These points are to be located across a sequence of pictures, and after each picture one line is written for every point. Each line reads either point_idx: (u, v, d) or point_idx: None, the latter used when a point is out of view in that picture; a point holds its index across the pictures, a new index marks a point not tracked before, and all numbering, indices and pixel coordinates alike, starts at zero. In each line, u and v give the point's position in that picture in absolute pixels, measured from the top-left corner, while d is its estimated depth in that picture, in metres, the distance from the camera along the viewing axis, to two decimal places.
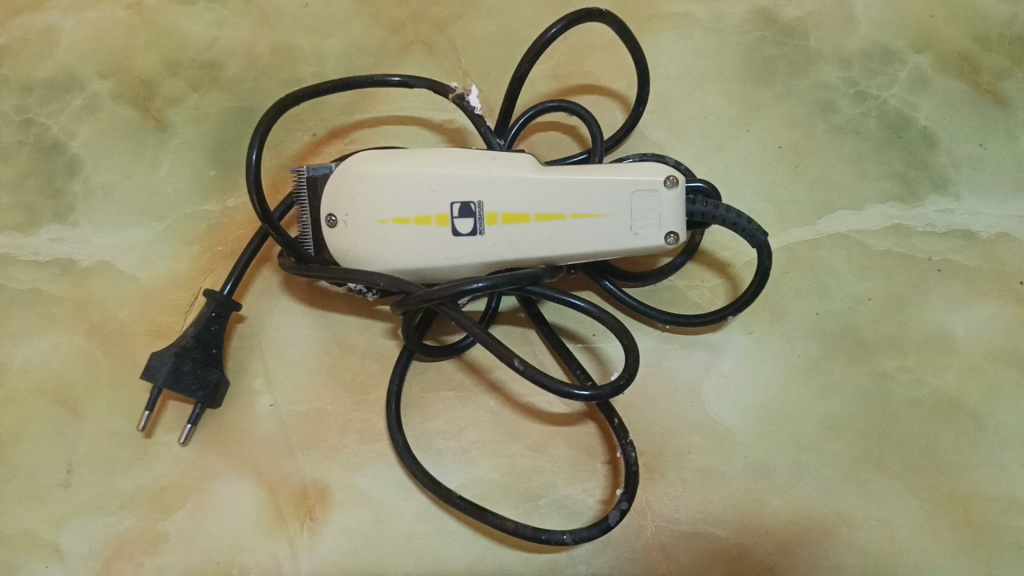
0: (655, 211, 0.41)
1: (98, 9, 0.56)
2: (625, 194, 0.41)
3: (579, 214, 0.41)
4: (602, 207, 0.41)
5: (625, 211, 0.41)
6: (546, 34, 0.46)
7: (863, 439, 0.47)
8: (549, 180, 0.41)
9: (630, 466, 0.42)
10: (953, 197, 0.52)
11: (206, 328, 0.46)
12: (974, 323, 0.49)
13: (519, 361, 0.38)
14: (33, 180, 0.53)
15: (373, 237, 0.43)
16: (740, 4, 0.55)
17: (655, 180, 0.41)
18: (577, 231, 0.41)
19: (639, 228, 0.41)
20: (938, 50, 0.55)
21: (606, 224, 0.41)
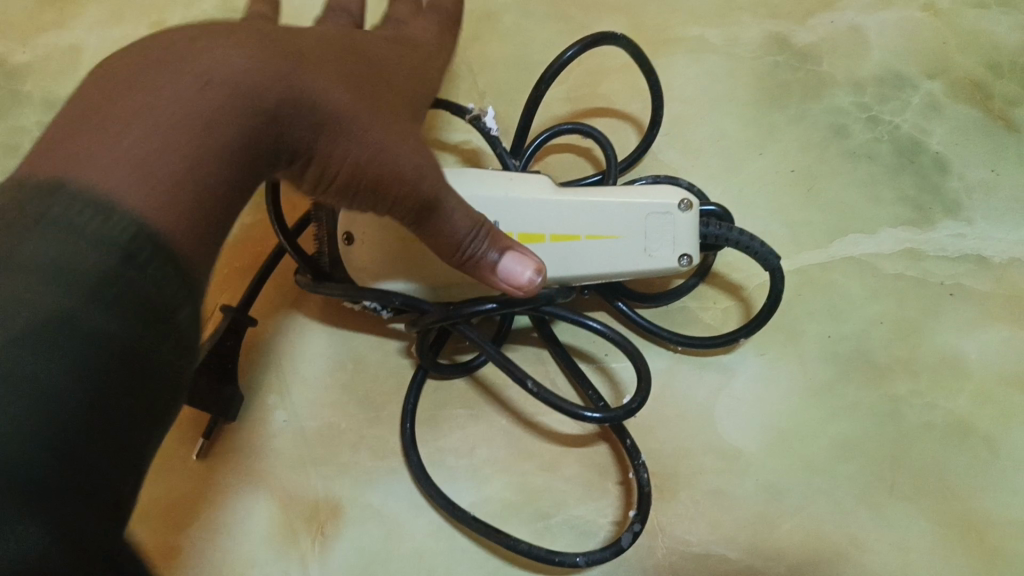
0: (669, 233, 0.42)
1: (120, 27, 0.60)
2: (640, 216, 0.42)
3: (593, 235, 0.42)
4: (616, 229, 0.42)
5: (639, 234, 0.42)
6: (563, 55, 0.46)
7: (875, 463, 0.46)
8: (564, 201, 0.42)
9: (642, 487, 0.42)
10: (965, 221, 0.52)
11: (142, 280, 0.30)
12: (988, 346, 0.49)
13: (531, 381, 0.39)
14: None
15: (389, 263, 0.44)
16: (755, 30, 0.57)
17: (670, 203, 0.41)
18: (591, 252, 0.42)
19: (653, 250, 0.42)
20: (950, 77, 0.56)
21: (619, 247, 0.42)
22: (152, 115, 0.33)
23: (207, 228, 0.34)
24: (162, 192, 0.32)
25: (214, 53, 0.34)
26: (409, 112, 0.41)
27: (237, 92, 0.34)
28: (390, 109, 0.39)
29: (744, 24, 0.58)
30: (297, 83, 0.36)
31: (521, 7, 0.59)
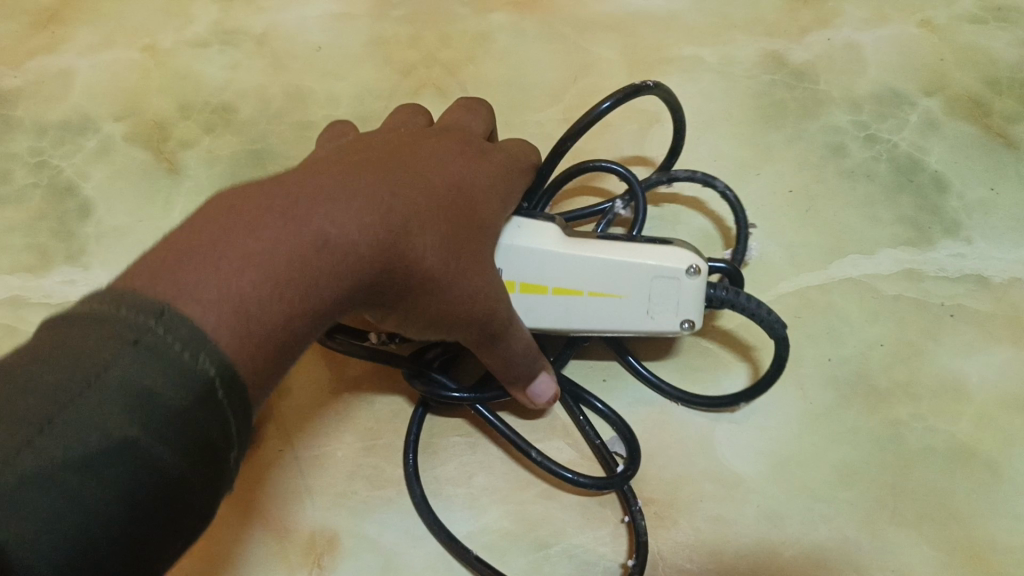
0: (674, 297, 0.41)
1: (114, 52, 0.60)
2: (645, 278, 0.41)
3: (595, 292, 0.41)
4: (620, 287, 0.41)
5: (643, 296, 0.41)
6: (596, 108, 0.43)
7: (877, 488, 0.46)
8: (571, 254, 0.41)
9: (640, 534, 0.43)
10: (965, 241, 0.51)
11: (203, 420, 0.26)
12: (989, 368, 0.48)
13: (535, 452, 0.43)
14: (46, 223, 0.54)
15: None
16: (750, 48, 0.58)
17: (677, 270, 0.40)
18: (590, 307, 0.42)
19: (655, 312, 0.41)
20: (948, 93, 0.56)
21: (620, 305, 0.41)
22: (202, 274, 0.27)
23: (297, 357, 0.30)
24: (249, 342, 0.27)
25: (321, 207, 0.30)
26: (488, 241, 0.37)
27: (325, 245, 0.30)
28: (472, 251, 0.36)
29: (738, 44, 0.58)
30: (353, 208, 0.31)
31: (515, 29, 0.59)
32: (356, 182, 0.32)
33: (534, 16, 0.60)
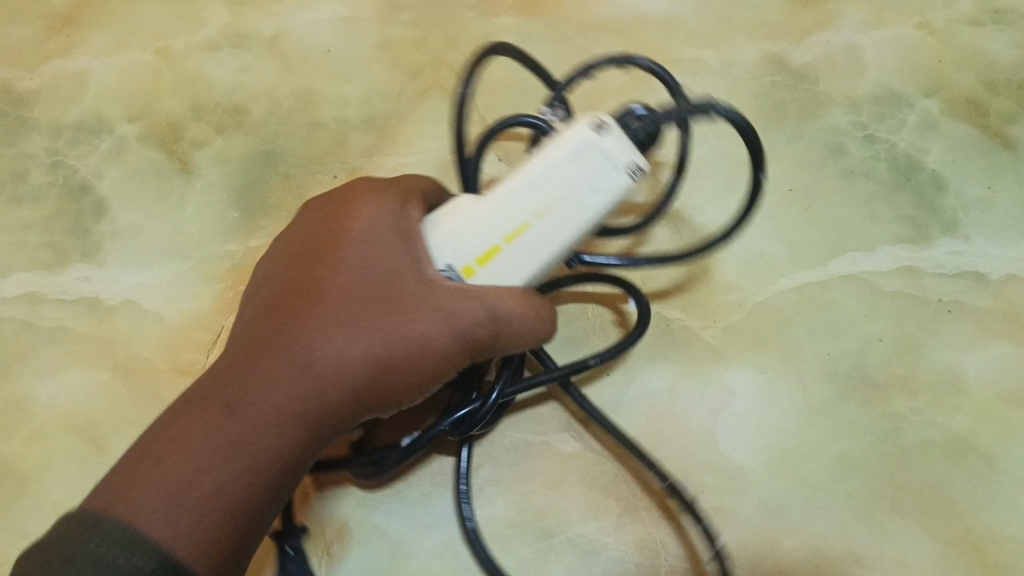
0: (603, 160, 0.40)
1: (127, 54, 0.61)
2: (570, 164, 0.40)
3: (539, 212, 0.40)
4: (565, 188, 0.40)
5: (587, 178, 0.40)
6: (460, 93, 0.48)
7: (875, 479, 0.47)
8: (494, 199, 0.41)
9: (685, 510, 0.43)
10: (962, 239, 0.52)
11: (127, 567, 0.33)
12: (986, 363, 0.49)
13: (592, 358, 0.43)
14: (62, 221, 0.55)
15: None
16: (751, 50, 0.59)
17: (582, 134, 0.40)
18: (552, 224, 0.40)
19: (603, 181, 0.40)
20: (946, 94, 0.57)
21: (573, 201, 0.40)
22: (155, 490, 0.34)
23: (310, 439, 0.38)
24: (189, 527, 0.34)
25: (209, 419, 0.36)
26: (424, 306, 0.40)
27: (257, 416, 0.37)
28: (388, 335, 0.39)
29: (740, 46, 0.59)
30: (277, 401, 0.37)
31: (520, 31, 0.60)
32: (264, 388, 0.37)
33: (539, 18, 0.61)
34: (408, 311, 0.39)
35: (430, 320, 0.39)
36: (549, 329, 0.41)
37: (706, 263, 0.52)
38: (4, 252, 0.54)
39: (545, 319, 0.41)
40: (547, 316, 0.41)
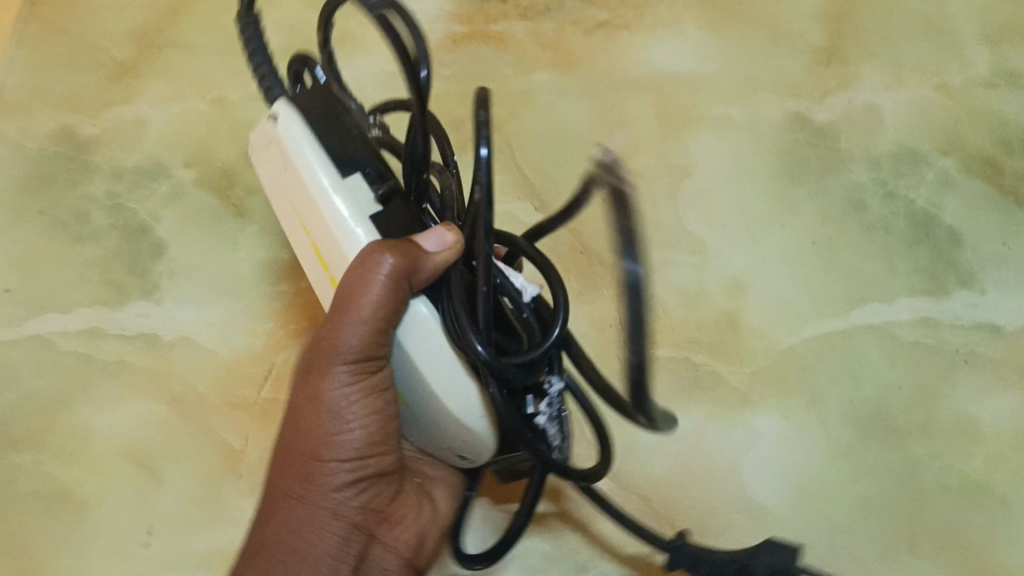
0: (271, 151, 0.41)
1: (184, 103, 0.64)
2: (266, 169, 0.42)
3: (300, 222, 0.41)
4: (282, 195, 0.41)
5: (277, 172, 0.41)
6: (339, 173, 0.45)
7: (896, 520, 0.49)
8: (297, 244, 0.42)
9: None
10: (979, 292, 0.55)
11: None
12: (1000, 411, 0.51)
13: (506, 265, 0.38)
14: (121, 260, 0.58)
15: (429, 388, 0.37)
16: (775, 109, 0.62)
17: (265, 129, 0.41)
18: (313, 225, 0.40)
19: (279, 162, 0.41)
20: (963, 152, 0.60)
21: (298, 201, 0.40)
22: None
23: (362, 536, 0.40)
24: None
25: None
26: (325, 400, 0.38)
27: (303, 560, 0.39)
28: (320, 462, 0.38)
29: (764, 104, 0.62)
30: (293, 520, 0.39)
31: (557, 86, 0.64)
32: (274, 519, 0.39)
33: (574, 74, 0.64)
34: (316, 384, 0.38)
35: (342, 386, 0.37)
36: (387, 265, 0.35)
37: (732, 312, 0.54)
38: (67, 289, 0.57)
39: (379, 271, 0.35)
40: (376, 253, 0.35)
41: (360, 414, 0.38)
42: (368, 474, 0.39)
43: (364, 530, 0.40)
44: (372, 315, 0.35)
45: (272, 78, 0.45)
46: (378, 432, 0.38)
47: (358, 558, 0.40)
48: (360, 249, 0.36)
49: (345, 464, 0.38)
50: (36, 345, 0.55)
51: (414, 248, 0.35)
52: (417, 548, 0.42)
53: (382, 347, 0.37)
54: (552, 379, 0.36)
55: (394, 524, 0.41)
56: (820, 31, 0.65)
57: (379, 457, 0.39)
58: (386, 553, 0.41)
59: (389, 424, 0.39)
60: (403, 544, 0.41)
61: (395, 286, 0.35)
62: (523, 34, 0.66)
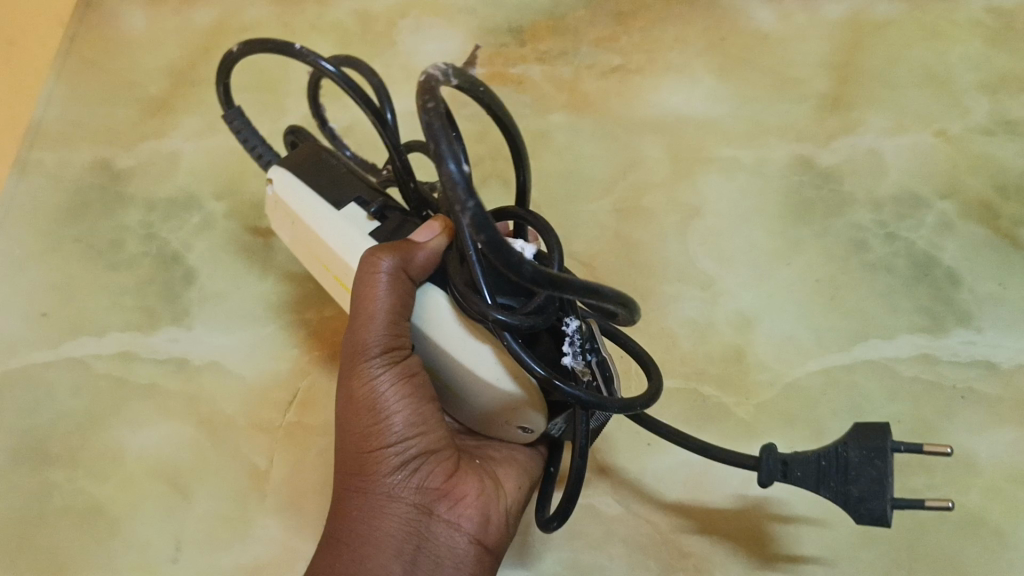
0: (282, 209, 0.47)
1: (217, 138, 0.67)
2: (284, 228, 0.48)
3: (323, 260, 0.46)
4: (302, 240, 0.46)
5: (291, 225, 0.46)
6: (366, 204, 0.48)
7: (894, 550, 0.50)
8: (328, 284, 0.47)
9: (842, 455, 0.41)
10: (976, 330, 0.57)
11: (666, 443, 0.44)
12: (996, 447, 0.53)
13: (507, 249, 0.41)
14: (154, 287, 0.61)
15: (460, 364, 0.40)
16: (782, 152, 0.65)
17: (269, 195, 0.47)
18: (329, 260, 0.45)
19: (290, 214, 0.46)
20: (961, 197, 0.62)
21: (312, 241, 0.46)
22: None
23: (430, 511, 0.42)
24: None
25: None
26: (361, 388, 0.42)
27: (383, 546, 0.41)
28: (368, 446, 0.42)
29: (771, 147, 0.65)
30: (359, 512, 0.42)
31: (573, 128, 0.67)
32: (342, 517, 0.42)
33: (589, 116, 0.68)
34: (353, 384, 0.42)
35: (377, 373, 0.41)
36: (385, 263, 0.40)
37: (739, 345, 0.57)
38: (102, 313, 0.60)
39: (380, 271, 0.40)
40: (374, 257, 0.40)
41: (394, 396, 0.41)
42: (418, 454, 0.42)
43: (425, 510, 0.42)
44: (386, 311, 0.40)
45: (263, 147, 0.50)
46: (414, 413, 0.42)
47: (421, 538, 0.42)
48: (361, 260, 0.41)
49: (391, 447, 0.42)
50: (71, 366, 0.58)
51: (407, 245, 0.41)
52: (482, 523, 0.43)
53: (403, 338, 0.41)
54: (568, 321, 0.38)
55: (456, 502, 0.43)
56: (825, 80, 0.68)
57: (424, 436, 0.42)
58: (449, 531, 0.42)
59: (424, 406, 0.42)
60: (465, 520, 0.42)
61: (397, 280, 0.40)
62: (540, 76, 0.70)
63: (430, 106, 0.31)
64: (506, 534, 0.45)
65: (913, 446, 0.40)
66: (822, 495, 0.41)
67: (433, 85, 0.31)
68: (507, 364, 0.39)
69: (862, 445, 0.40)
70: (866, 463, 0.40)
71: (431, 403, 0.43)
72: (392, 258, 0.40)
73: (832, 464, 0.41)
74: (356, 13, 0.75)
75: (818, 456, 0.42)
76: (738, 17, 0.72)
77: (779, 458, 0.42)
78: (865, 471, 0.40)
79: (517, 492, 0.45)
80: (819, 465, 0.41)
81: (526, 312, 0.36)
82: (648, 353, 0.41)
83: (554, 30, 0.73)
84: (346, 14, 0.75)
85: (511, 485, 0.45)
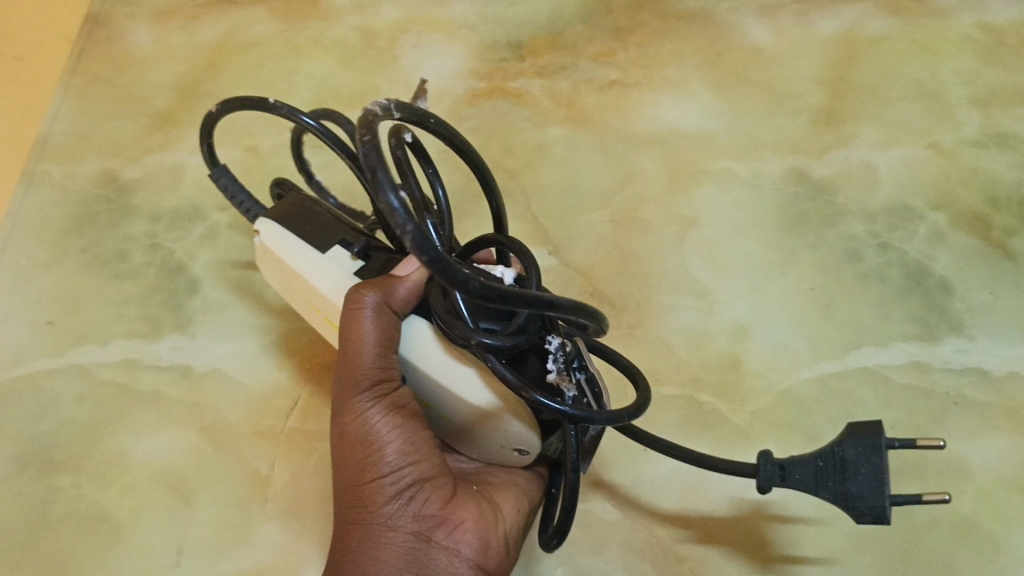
0: (271, 259, 0.47)
1: (221, 151, 0.69)
2: (272, 276, 0.48)
3: (315, 305, 0.46)
4: (293, 288, 0.47)
5: (280, 273, 0.47)
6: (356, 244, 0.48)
7: (888, 555, 0.51)
8: (322, 327, 0.48)
9: (837, 452, 0.41)
10: (968, 338, 0.58)
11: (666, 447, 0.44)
12: (989, 453, 0.54)
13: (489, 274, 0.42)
14: (158, 296, 0.62)
15: (451, 392, 0.41)
16: (777, 164, 0.66)
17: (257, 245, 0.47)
18: (321, 305, 0.46)
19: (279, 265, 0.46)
20: (953, 209, 0.63)
21: (304, 289, 0.46)
22: None
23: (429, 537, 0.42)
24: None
25: None
26: (355, 420, 0.43)
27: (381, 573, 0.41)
28: (363, 477, 0.42)
29: (766, 160, 0.66)
30: (357, 543, 0.42)
31: (571, 141, 0.68)
32: (341, 550, 0.42)
33: (587, 130, 0.69)
34: (345, 418, 0.43)
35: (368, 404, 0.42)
36: (368, 299, 0.41)
37: (735, 354, 0.58)
38: (106, 322, 0.61)
39: (364, 306, 0.41)
40: (358, 293, 0.41)
41: (386, 426, 0.42)
42: (413, 482, 0.42)
43: (423, 537, 0.42)
44: (373, 344, 0.41)
45: (250, 202, 0.50)
46: (406, 441, 0.43)
47: (421, 564, 0.41)
48: (346, 298, 0.42)
49: (385, 476, 0.42)
50: (75, 374, 0.59)
51: (388, 280, 0.42)
52: (481, 548, 0.43)
53: (391, 369, 0.43)
54: (551, 340, 0.39)
55: (455, 527, 0.42)
56: (819, 94, 0.70)
57: (419, 464, 0.43)
58: (449, 557, 0.42)
59: (416, 435, 0.43)
60: (464, 545, 0.42)
61: (381, 313, 0.41)
62: (539, 91, 0.71)
63: (367, 136, 0.31)
64: (507, 560, 0.44)
65: (907, 441, 0.40)
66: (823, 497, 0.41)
67: (370, 119, 0.32)
68: (497, 389, 0.40)
69: (857, 442, 0.41)
70: (864, 458, 0.41)
71: (423, 433, 0.44)
72: (375, 296, 0.41)
73: (830, 464, 0.41)
74: (358, 29, 0.76)
75: (815, 457, 0.42)
76: (733, 34, 0.74)
77: (777, 463, 0.42)
78: (863, 466, 0.40)
79: (517, 515, 0.45)
80: (818, 466, 0.41)
81: (509, 331, 0.36)
82: (632, 362, 0.42)
83: (553, 46, 0.74)
84: (349, 30, 0.76)
85: (511, 508, 0.46)
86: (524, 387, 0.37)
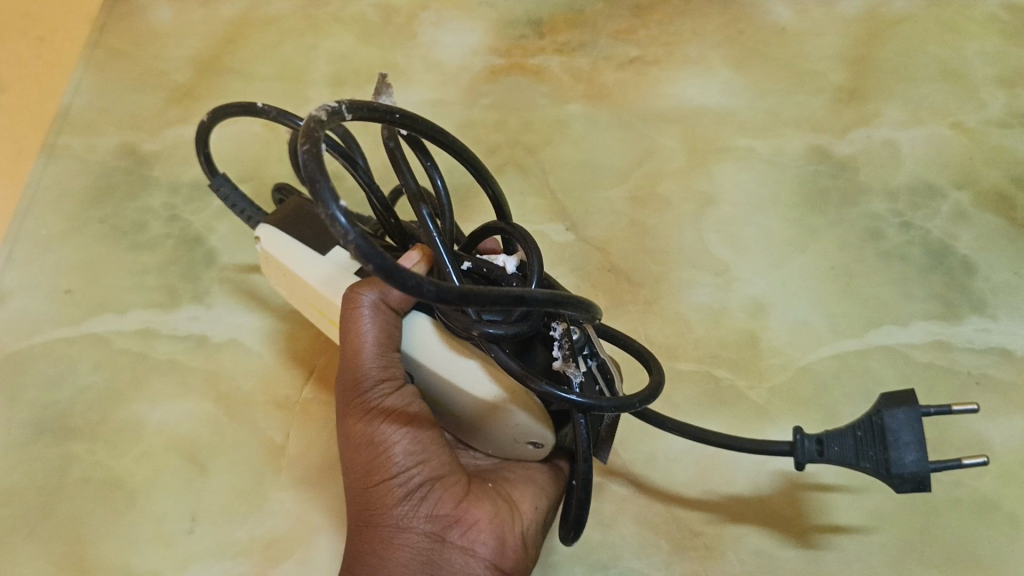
0: (271, 262, 0.47)
1: (241, 125, 0.69)
2: (275, 278, 0.48)
3: (317, 307, 0.47)
4: (295, 290, 0.47)
5: (280, 276, 0.47)
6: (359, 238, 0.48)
7: (905, 532, 0.50)
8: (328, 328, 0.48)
9: (873, 424, 0.41)
10: (991, 318, 0.57)
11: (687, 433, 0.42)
12: (1012, 432, 0.53)
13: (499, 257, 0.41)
14: (175, 267, 0.62)
15: (457, 386, 0.41)
16: (798, 143, 0.65)
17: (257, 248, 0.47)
18: (323, 307, 0.46)
19: (279, 268, 0.46)
20: (976, 188, 0.62)
21: (305, 292, 0.46)
22: None
23: (445, 538, 0.41)
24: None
25: None
26: (363, 423, 0.42)
27: None
28: (375, 481, 0.42)
29: (786, 138, 0.66)
30: (373, 550, 0.41)
31: (589, 117, 0.68)
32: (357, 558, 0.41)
33: (606, 106, 0.68)
34: (350, 423, 0.42)
35: (375, 406, 0.42)
36: (366, 297, 0.42)
37: (753, 330, 0.57)
38: (124, 291, 0.61)
39: (362, 305, 0.42)
40: (356, 294, 0.42)
41: (393, 427, 0.42)
42: (424, 482, 0.41)
43: (438, 537, 0.41)
44: (372, 343, 0.42)
45: (252, 209, 0.50)
46: (413, 441, 0.42)
47: (437, 566, 0.40)
48: (344, 299, 0.43)
49: (395, 476, 0.41)
50: (94, 342, 0.59)
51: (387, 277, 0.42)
52: (498, 547, 0.42)
53: (393, 368, 0.42)
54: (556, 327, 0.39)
55: (469, 527, 0.41)
56: (841, 73, 0.69)
57: (429, 463, 0.42)
58: (465, 557, 0.41)
59: (423, 435, 0.42)
60: (480, 545, 0.41)
61: (380, 311, 0.42)
62: (559, 68, 0.71)
63: (308, 144, 0.28)
64: (526, 556, 0.43)
65: (942, 407, 0.40)
66: (861, 470, 0.41)
67: (313, 126, 0.30)
68: (503, 382, 0.40)
69: (895, 408, 0.40)
70: (904, 424, 0.40)
71: (431, 433, 0.43)
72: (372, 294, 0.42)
73: (869, 434, 0.41)
74: (378, 6, 0.76)
75: (852, 430, 0.41)
76: (755, 12, 0.73)
77: (815, 439, 0.41)
78: (904, 433, 0.40)
79: (535, 513, 0.45)
80: (856, 436, 0.41)
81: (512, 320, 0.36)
82: (644, 343, 0.41)
83: (572, 23, 0.73)
84: (368, 7, 0.76)
85: (528, 505, 0.45)
86: (531, 377, 0.36)
